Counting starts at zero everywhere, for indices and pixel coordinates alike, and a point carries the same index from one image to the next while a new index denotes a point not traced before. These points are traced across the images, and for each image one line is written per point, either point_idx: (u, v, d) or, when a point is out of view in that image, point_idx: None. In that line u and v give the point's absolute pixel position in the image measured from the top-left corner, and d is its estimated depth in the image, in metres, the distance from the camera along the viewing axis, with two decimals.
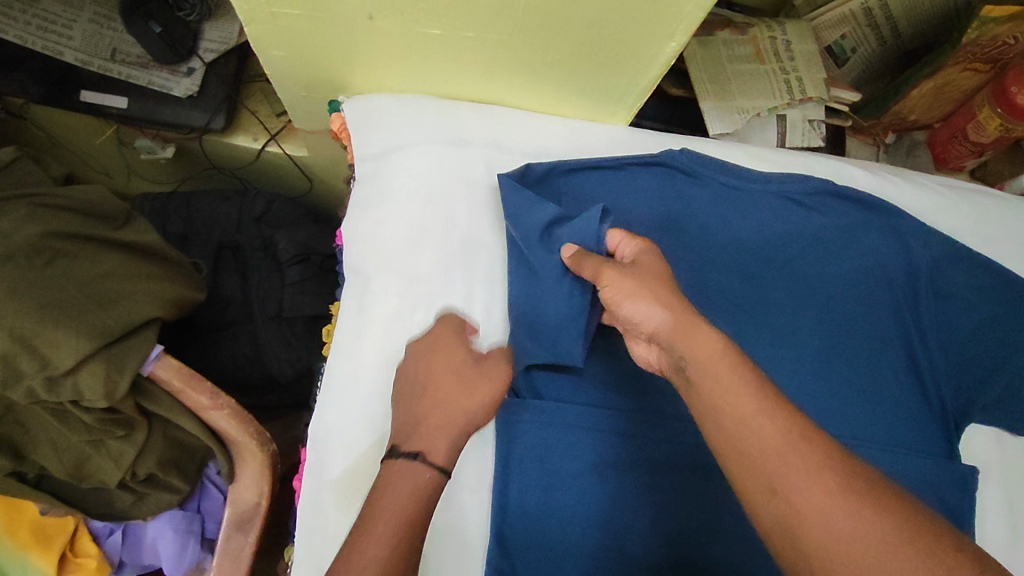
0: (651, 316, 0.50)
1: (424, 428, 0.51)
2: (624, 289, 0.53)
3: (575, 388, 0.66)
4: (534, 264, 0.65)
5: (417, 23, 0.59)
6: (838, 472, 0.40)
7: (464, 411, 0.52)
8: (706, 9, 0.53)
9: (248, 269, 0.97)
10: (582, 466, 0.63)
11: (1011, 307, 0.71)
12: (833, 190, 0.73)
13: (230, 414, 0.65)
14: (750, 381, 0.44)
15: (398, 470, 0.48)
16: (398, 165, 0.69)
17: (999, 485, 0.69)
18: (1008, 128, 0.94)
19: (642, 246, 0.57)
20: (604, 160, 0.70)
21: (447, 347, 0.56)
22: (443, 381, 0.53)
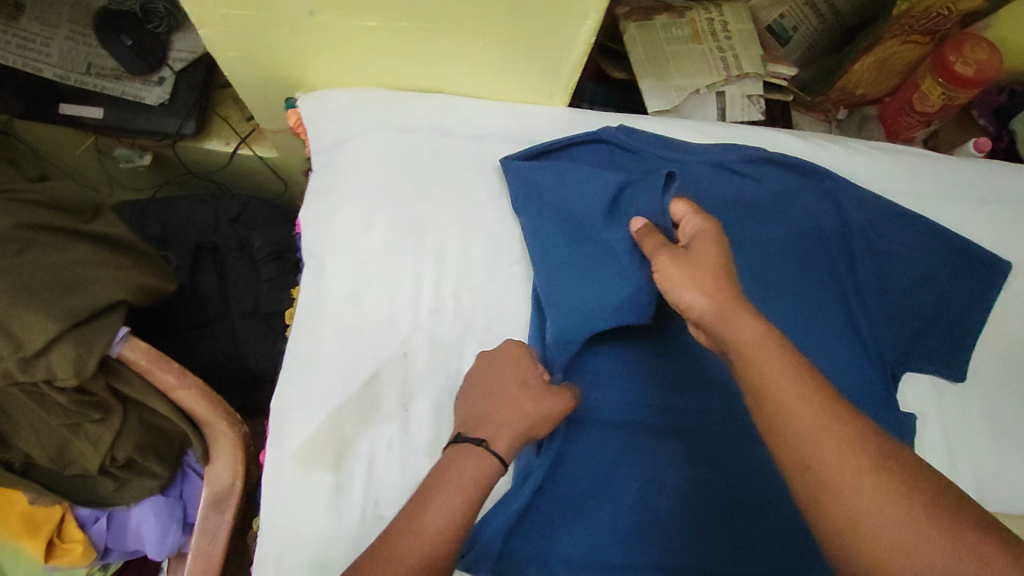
0: (696, 302, 0.54)
1: (485, 421, 0.58)
2: (672, 276, 0.57)
3: (625, 362, 0.71)
4: (605, 241, 0.67)
5: (354, 17, 0.63)
6: (847, 435, 0.44)
7: (517, 410, 0.59)
8: None
9: (226, 268, 1.02)
10: (622, 427, 0.68)
11: (941, 257, 0.75)
12: (763, 157, 0.76)
13: (200, 393, 0.70)
14: (758, 338, 0.50)
15: (465, 449, 0.56)
16: (350, 156, 0.73)
17: (937, 429, 0.72)
18: (950, 96, 0.98)
19: (704, 223, 0.59)
20: (555, 143, 0.73)
21: (515, 360, 0.63)
22: (509, 385, 0.60)
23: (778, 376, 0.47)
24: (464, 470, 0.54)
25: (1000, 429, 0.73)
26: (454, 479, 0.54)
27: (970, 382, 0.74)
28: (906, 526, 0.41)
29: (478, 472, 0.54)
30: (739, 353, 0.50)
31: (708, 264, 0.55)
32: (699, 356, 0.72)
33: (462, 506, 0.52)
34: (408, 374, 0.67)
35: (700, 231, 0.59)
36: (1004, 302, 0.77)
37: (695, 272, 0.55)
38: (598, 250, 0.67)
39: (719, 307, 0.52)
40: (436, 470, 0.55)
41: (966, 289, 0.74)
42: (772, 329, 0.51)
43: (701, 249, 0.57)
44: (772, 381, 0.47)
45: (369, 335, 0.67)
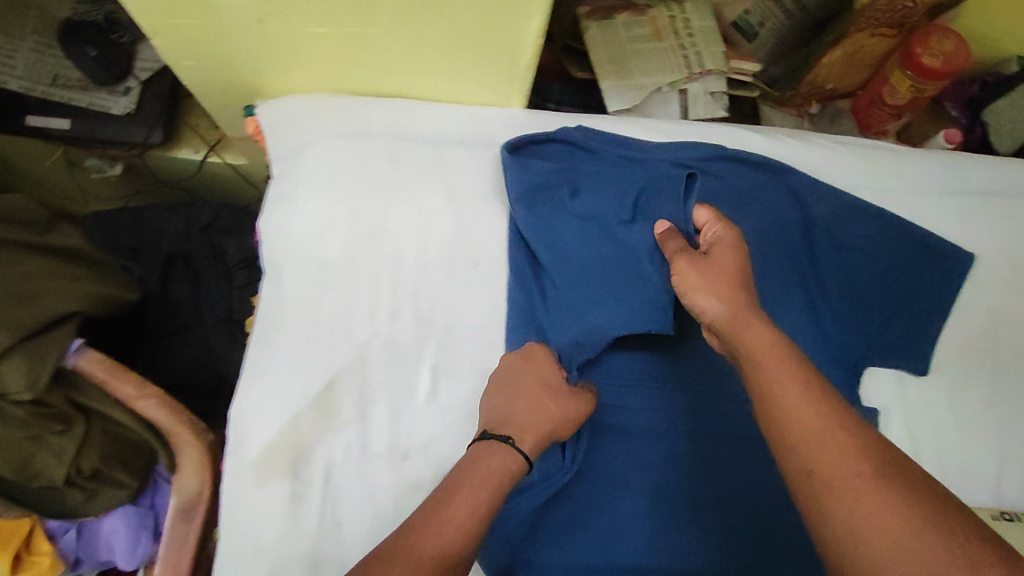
0: (711, 306, 0.57)
1: (510, 421, 0.59)
2: (690, 279, 0.60)
3: (644, 365, 0.71)
4: (626, 244, 0.69)
5: (303, 24, 0.63)
6: (848, 442, 0.45)
7: (541, 410, 0.60)
8: None
9: (200, 276, 1.01)
10: (640, 429, 0.69)
11: (901, 252, 0.75)
12: (724, 154, 0.75)
13: (161, 402, 0.70)
14: (769, 345, 0.52)
15: (491, 446, 0.56)
16: (308, 162, 0.73)
17: (902, 423, 0.72)
18: (919, 88, 0.98)
19: (726, 231, 0.63)
20: (539, 133, 0.74)
21: (540, 360, 0.64)
22: (535, 387, 0.61)
23: (787, 377, 0.49)
24: (487, 464, 0.55)
25: (965, 422, 0.73)
26: (478, 473, 0.54)
27: (934, 375, 0.74)
28: (908, 535, 0.40)
29: (503, 467, 0.55)
30: (751, 356, 0.52)
31: (726, 269, 0.59)
32: (659, 353, 0.72)
33: (488, 498, 0.52)
34: (366, 381, 0.67)
35: (721, 239, 0.62)
36: (967, 295, 0.77)
37: (714, 276, 0.58)
38: (618, 252, 0.69)
39: (733, 310, 0.55)
40: (459, 467, 0.55)
41: (928, 286, 0.75)
42: (782, 334, 0.53)
43: (720, 256, 0.60)
44: (777, 380, 0.49)
45: (326, 342, 0.67)
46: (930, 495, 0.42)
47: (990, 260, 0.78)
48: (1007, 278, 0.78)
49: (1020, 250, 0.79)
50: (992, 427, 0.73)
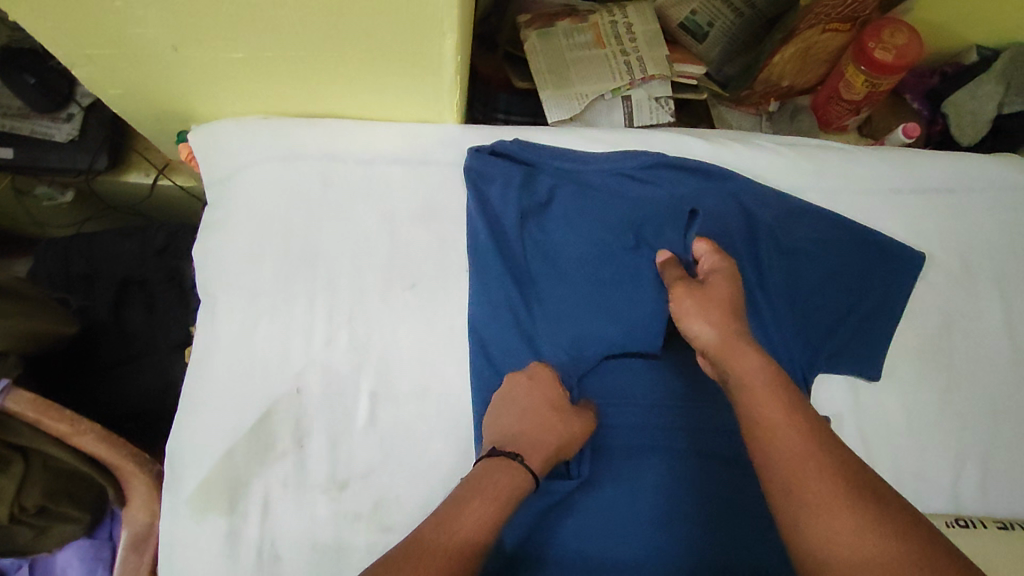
0: (703, 331, 0.57)
1: (518, 439, 0.59)
2: (685, 304, 0.60)
3: (636, 381, 0.69)
4: (621, 270, 0.70)
5: (218, 49, 0.61)
6: (832, 463, 0.44)
7: (548, 428, 0.60)
8: (457, 5, 0.54)
9: (155, 301, 1.01)
10: (637, 447, 0.67)
11: (850, 254, 0.73)
12: (664, 162, 0.74)
13: (99, 437, 0.69)
14: (757, 367, 0.51)
15: (499, 462, 0.56)
16: (241, 188, 0.72)
17: (854, 430, 0.71)
18: (874, 83, 0.96)
19: (722, 262, 0.64)
20: (509, 147, 0.73)
21: (546, 377, 0.64)
22: (542, 405, 0.62)
23: (769, 396, 0.49)
24: (496, 477, 0.55)
25: (918, 426, 0.72)
26: (488, 486, 0.54)
27: (887, 380, 0.73)
28: (883, 560, 0.39)
29: (512, 483, 0.55)
30: (738, 377, 0.52)
31: (721, 299, 0.59)
32: (603, 365, 0.70)
33: (495, 512, 0.52)
34: (302, 410, 0.66)
35: (716, 270, 0.63)
36: (917, 295, 0.75)
37: (708, 306, 0.58)
38: (613, 276, 0.70)
39: (725, 337, 0.55)
40: (470, 480, 0.55)
41: (876, 289, 0.73)
42: (772, 359, 0.53)
43: (715, 286, 0.61)
44: (761, 397, 0.49)
45: (261, 371, 0.66)
46: (908, 522, 0.41)
47: (942, 259, 0.76)
48: (959, 276, 0.76)
49: (972, 248, 0.77)
50: (945, 430, 0.72)
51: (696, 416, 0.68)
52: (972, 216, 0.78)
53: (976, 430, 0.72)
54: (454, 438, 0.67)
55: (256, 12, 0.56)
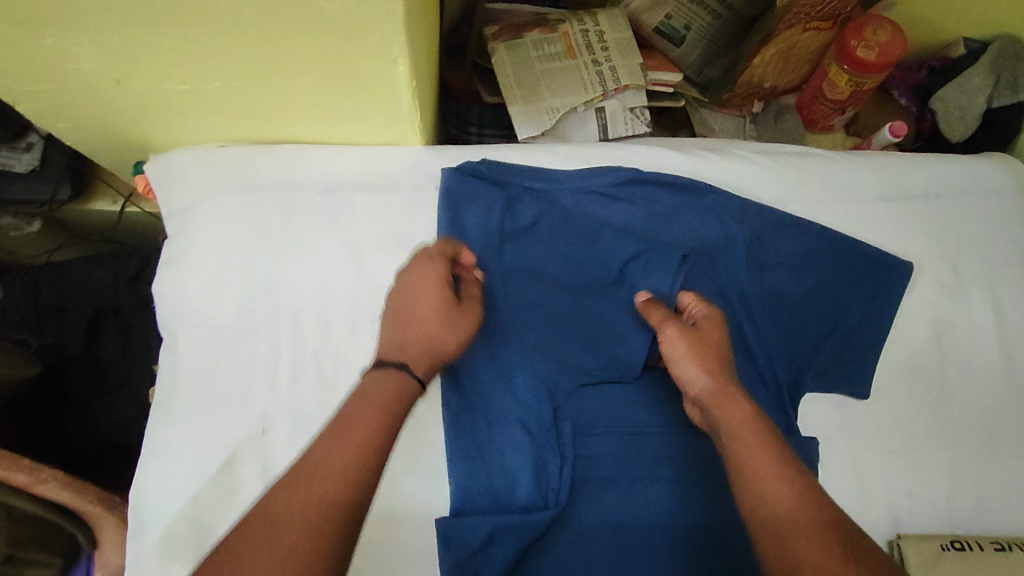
0: (696, 380, 0.54)
1: (404, 341, 0.54)
2: (678, 349, 0.56)
3: (622, 409, 0.67)
4: (601, 313, 0.68)
5: (162, 81, 0.59)
6: (824, 532, 0.42)
7: (438, 321, 0.55)
8: (404, 29, 0.52)
9: (132, 330, 0.94)
10: (628, 477, 0.64)
11: (838, 267, 0.71)
12: (640, 178, 0.71)
13: (61, 485, 0.66)
14: (756, 434, 0.49)
15: (375, 380, 0.52)
16: (199, 221, 0.69)
17: (845, 450, 0.68)
18: (858, 82, 0.92)
19: (715, 307, 0.60)
20: (480, 168, 0.70)
21: (429, 264, 0.58)
22: (428, 294, 0.56)
23: (770, 470, 0.46)
24: (375, 398, 0.50)
25: (910, 443, 0.69)
26: (364, 408, 0.49)
27: (877, 396, 0.70)
28: None
29: (386, 398, 0.50)
30: (735, 444, 0.49)
31: (716, 346, 0.56)
32: (580, 394, 0.67)
33: (368, 438, 0.48)
34: (268, 453, 0.63)
35: (709, 313, 0.59)
36: (906, 308, 0.72)
37: (703, 353, 0.55)
38: (594, 306, 0.68)
39: (721, 391, 0.52)
40: (348, 402, 0.50)
41: (861, 305, 0.71)
42: (766, 419, 0.50)
43: (708, 330, 0.57)
44: (763, 475, 0.46)
45: (224, 410, 0.64)
46: None
47: (931, 268, 0.74)
48: (949, 285, 0.73)
49: (961, 255, 0.74)
50: (938, 447, 0.69)
51: (678, 443, 0.66)
52: (960, 223, 0.75)
53: (970, 446, 0.69)
54: (429, 476, 0.64)
55: (195, 43, 0.54)
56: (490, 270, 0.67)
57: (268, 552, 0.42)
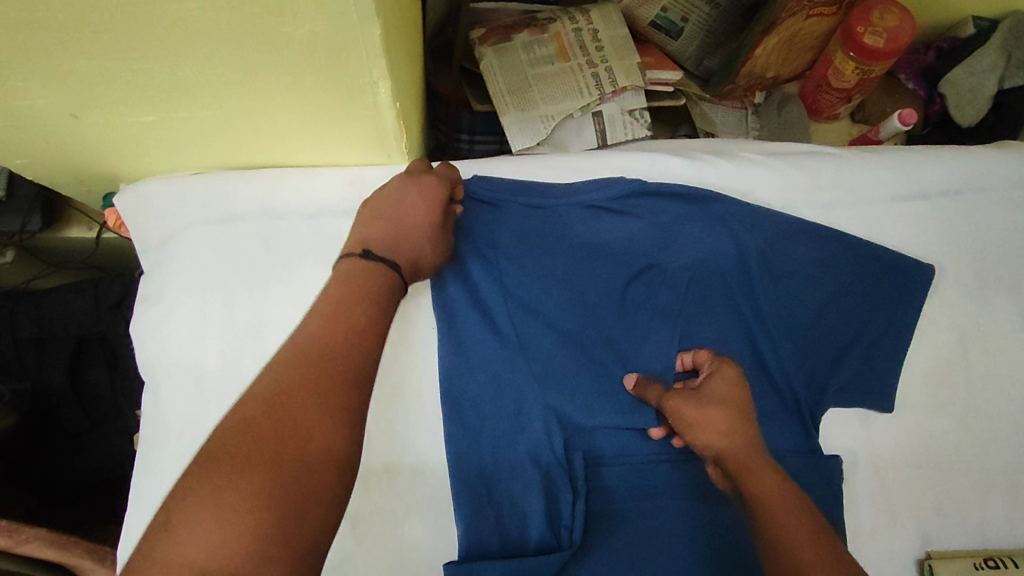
0: (712, 444, 0.57)
1: (400, 236, 0.56)
2: (688, 418, 0.58)
3: (634, 436, 0.63)
4: (599, 336, 0.64)
5: (125, 113, 0.54)
6: None
7: (428, 228, 0.57)
8: (384, 53, 0.47)
9: (119, 360, 0.85)
10: (646, 507, 0.61)
11: (858, 271, 0.67)
12: (643, 189, 0.66)
13: (44, 543, 0.62)
14: (778, 493, 0.52)
15: (362, 263, 0.52)
16: (177, 255, 0.64)
17: (870, 467, 0.65)
18: (866, 70, 0.87)
19: (725, 364, 0.61)
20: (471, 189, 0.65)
21: (425, 172, 0.60)
22: (424, 197, 0.58)
23: (794, 523, 0.49)
24: (374, 285, 0.51)
25: (937, 456, 0.66)
26: (361, 290, 0.50)
27: (902, 409, 0.67)
28: None
29: (378, 286, 0.51)
30: (761, 505, 0.52)
31: (725, 409, 0.58)
32: (591, 426, 0.63)
33: (367, 320, 0.49)
34: None
35: (716, 372, 0.60)
36: (927, 313, 0.69)
37: (713, 417, 0.57)
38: (598, 331, 0.64)
39: (738, 453, 0.55)
40: (337, 283, 0.51)
41: (881, 313, 0.67)
42: (786, 480, 0.54)
43: (715, 394, 0.59)
44: (787, 529, 0.49)
45: None
46: None
47: (953, 268, 0.70)
48: (973, 286, 0.70)
49: (983, 253, 0.71)
50: (967, 458, 0.66)
51: (695, 469, 0.62)
52: (982, 219, 0.71)
53: (999, 456, 0.66)
54: (435, 517, 0.60)
55: (153, 74, 0.49)
56: (489, 294, 0.63)
57: (295, 419, 0.41)
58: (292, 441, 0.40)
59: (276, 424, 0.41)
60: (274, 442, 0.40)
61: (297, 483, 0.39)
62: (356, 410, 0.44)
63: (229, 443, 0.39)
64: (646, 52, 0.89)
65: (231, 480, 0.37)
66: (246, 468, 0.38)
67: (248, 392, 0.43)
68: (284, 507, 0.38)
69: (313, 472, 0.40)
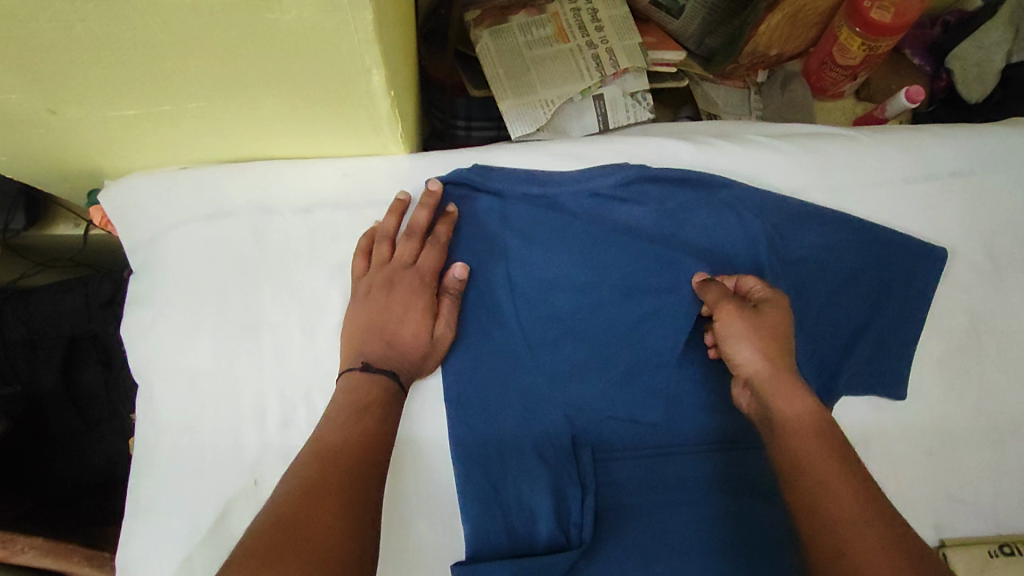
0: (750, 359, 0.56)
1: (392, 356, 0.57)
2: (731, 326, 0.57)
3: (642, 430, 0.62)
4: (606, 325, 0.62)
5: (106, 108, 0.52)
6: (890, 532, 0.42)
7: (422, 334, 0.58)
8: (375, 40, 0.45)
9: (113, 358, 0.83)
10: (658, 501, 0.59)
11: (872, 256, 0.65)
12: (648, 175, 0.64)
13: (40, 552, 0.61)
14: (809, 420, 0.51)
15: (361, 380, 0.55)
16: (168, 254, 0.62)
17: (882, 455, 0.64)
18: (872, 46, 0.84)
19: (780, 296, 0.59)
20: (473, 178, 0.63)
21: (411, 279, 0.60)
22: (412, 300, 0.59)
23: (811, 447, 0.48)
24: (380, 393, 0.54)
25: (950, 443, 0.65)
26: (370, 402, 0.53)
27: (914, 396, 0.65)
28: None
29: (380, 397, 0.54)
30: (787, 427, 0.51)
31: (774, 332, 0.56)
32: (599, 417, 0.61)
33: (378, 430, 0.52)
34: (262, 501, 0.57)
35: (772, 300, 0.58)
36: (940, 297, 0.67)
37: (760, 333, 0.56)
38: (606, 322, 0.62)
39: (775, 377, 0.54)
40: (344, 395, 0.54)
41: (894, 298, 0.65)
42: (823, 409, 0.52)
43: (769, 315, 0.57)
44: (808, 454, 0.48)
45: (210, 460, 0.58)
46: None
47: (966, 251, 0.68)
48: (985, 268, 0.68)
49: (996, 234, 0.69)
50: (979, 444, 0.65)
51: (705, 461, 0.61)
52: (995, 199, 0.70)
53: (1013, 440, 0.65)
54: (444, 517, 0.59)
55: (134, 67, 0.46)
56: (495, 285, 0.62)
57: (320, 503, 0.44)
58: (319, 522, 0.43)
59: (305, 515, 0.43)
60: (301, 529, 0.42)
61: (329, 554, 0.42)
62: (368, 505, 0.47)
63: (276, 529, 0.42)
64: (647, 31, 0.87)
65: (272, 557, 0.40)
66: (284, 545, 0.41)
67: (282, 490, 0.46)
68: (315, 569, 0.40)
69: (339, 543, 0.43)
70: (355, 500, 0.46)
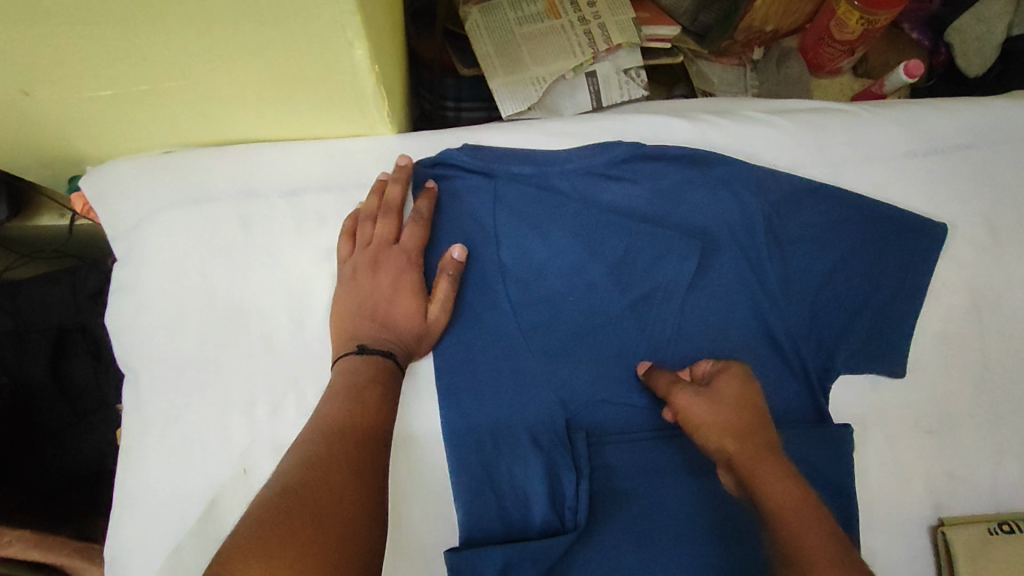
0: (723, 448, 0.53)
1: (384, 335, 0.56)
2: (696, 418, 0.55)
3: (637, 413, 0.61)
4: (597, 307, 0.61)
5: (81, 88, 0.50)
6: None
7: (416, 314, 0.57)
8: (356, 11, 0.43)
9: (104, 349, 0.82)
10: (654, 483, 0.58)
11: (870, 232, 0.64)
12: (641, 153, 0.62)
13: (29, 544, 0.60)
14: (797, 504, 0.48)
15: (355, 364, 0.53)
16: (150, 240, 0.60)
17: (881, 435, 0.63)
18: (870, 20, 0.82)
19: (731, 365, 0.58)
20: (460, 157, 0.62)
21: (397, 258, 0.59)
22: (403, 282, 0.58)
23: (807, 540, 0.46)
24: (378, 369, 0.54)
25: (949, 421, 0.64)
26: (366, 375, 0.53)
27: (914, 375, 0.65)
28: None
29: (375, 376, 0.53)
30: (778, 518, 0.48)
31: (733, 408, 0.55)
32: (595, 399, 0.60)
33: (378, 407, 0.51)
34: (252, 489, 0.57)
35: (724, 372, 0.57)
36: (939, 273, 0.66)
37: (722, 415, 0.54)
38: (599, 304, 0.61)
39: (753, 459, 0.52)
40: (341, 375, 0.53)
41: (893, 275, 0.64)
42: (804, 486, 0.50)
43: (725, 392, 0.56)
44: (806, 555, 0.45)
45: (198, 449, 0.57)
46: None
47: (966, 226, 0.67)
48: (986, 244, 0.67)
49: (997, 210, 0.68)
50: (978, 422, 0.64)
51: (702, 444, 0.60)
52: (995, 174, 0.68)
53: (1013, 418, 0.65)
54: (437, 503, 0.58)
55: (107, 43, 0.45)
56: (487, 267, 0.60)
57: (322, 474, 0.44)
58: (325, 491, 0.43)
59: (314, 485, 0.43)
60: (306, 498, 0.42)
61: (341, 527, 0.41)
62: (373, 473, 0.46)
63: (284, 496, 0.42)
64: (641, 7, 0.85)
65: (282, 527, 0.40)
66: (296, 513, 0.41)
67: (283, 466, 0.45)
68: (325, 542, 0.40)
69: (348, 514, 0.43)
70: (359, 470, 0.46)
